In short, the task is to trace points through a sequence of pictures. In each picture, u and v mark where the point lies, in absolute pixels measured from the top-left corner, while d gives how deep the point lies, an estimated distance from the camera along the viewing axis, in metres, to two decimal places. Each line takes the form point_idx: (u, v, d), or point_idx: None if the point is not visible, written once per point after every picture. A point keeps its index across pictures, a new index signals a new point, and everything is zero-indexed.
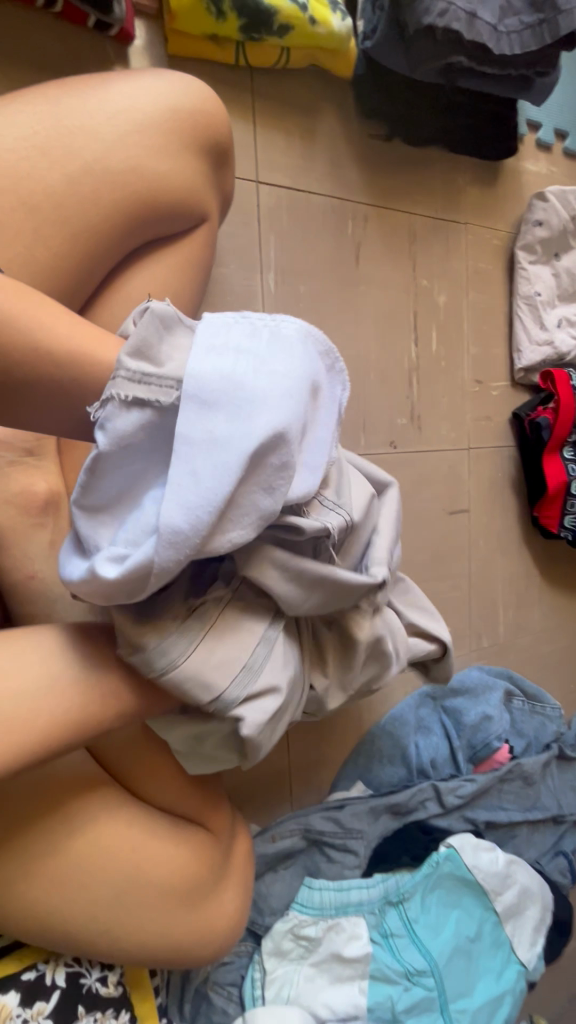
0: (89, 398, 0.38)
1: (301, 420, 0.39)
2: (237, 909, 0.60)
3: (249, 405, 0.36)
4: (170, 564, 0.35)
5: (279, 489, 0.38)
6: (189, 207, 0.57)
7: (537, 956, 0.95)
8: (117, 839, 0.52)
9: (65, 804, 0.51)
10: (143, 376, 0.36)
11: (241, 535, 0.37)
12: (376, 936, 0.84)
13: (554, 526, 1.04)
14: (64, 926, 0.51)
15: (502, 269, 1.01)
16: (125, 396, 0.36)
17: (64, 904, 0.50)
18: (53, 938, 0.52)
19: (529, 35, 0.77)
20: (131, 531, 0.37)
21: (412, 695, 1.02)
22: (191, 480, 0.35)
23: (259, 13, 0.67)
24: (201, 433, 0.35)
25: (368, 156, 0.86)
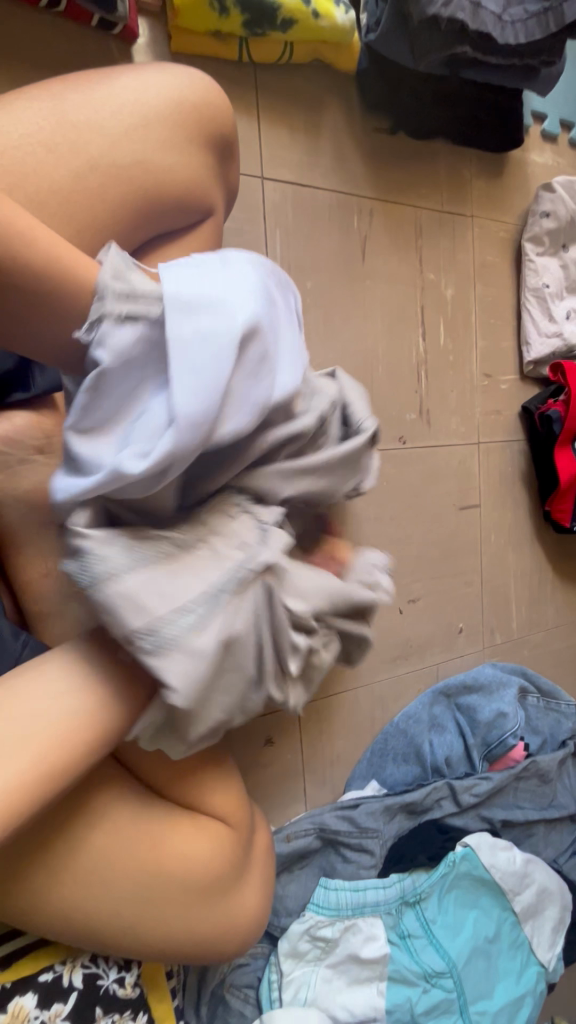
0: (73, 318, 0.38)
1: (272, 326, 0.42)
2: (258, 904, 0.59)
3: (227, 310, 0.39)
4: (190, 450, 0.37)
5: (264, 377, 0.40)
6: (196, 200, 0.57)
7: (556, 957, 0.94)
8: (135, 833, 0.52)
9: (81, 801, 0.51)
10: (129, 297, 0.38)
11: (240, 425, 0.40)
12: (394, 938, 0.84)
13: (566, 520, 1.03)
14: (83, 926, 0.51)
15: (510, 261, 1.00)
16: (117, 314, 0.37)
17: (83, 902, 0.50)
18: (71, 938, 0.51)
19: (535, 23, 0.76)
20: (140, 433, 0.37)
21: (426, 693, 0.99)
22: (192, 369, 0.37)
23: (262, 9, 0.67)
24: (192, 331, 0.37)
25: (372, 150, 0.85)
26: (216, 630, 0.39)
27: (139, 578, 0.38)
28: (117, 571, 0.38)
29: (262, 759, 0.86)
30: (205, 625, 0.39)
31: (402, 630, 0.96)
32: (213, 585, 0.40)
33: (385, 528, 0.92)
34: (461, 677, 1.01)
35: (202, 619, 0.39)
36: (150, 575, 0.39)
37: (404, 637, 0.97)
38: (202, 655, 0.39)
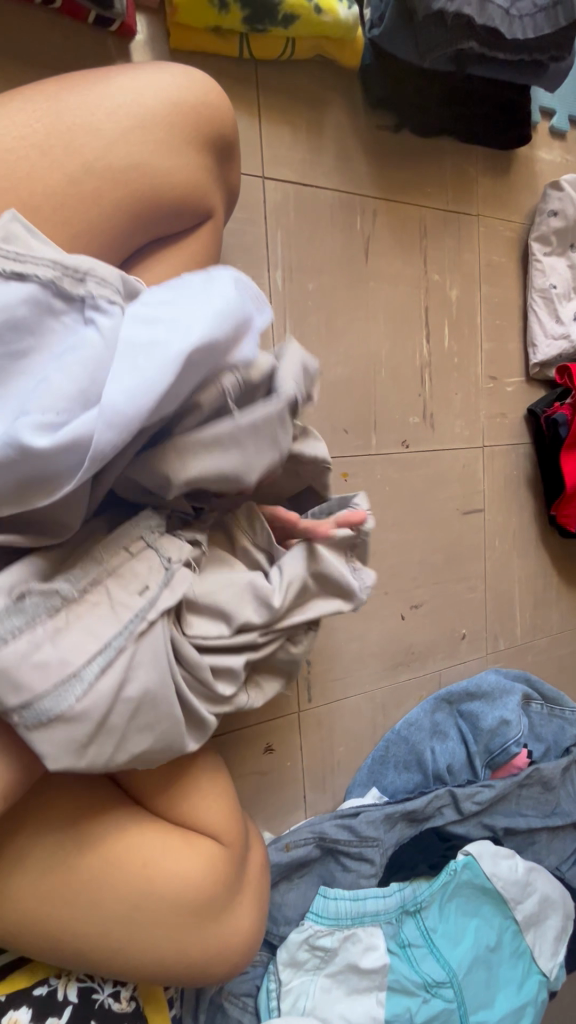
0: None
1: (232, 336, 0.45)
2: (251, 925, 0.58)
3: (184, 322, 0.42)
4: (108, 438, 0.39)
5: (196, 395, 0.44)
6: (195, 206, 0.56)
7: (558, 965, 0.93)
8: (126, 851, 0.52)
9: (76, 817, 0.51)
10: (17, 255, 0.41)
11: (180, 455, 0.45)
12: (394, 946, 0.83)
13: (572, 525, 1.01)
14: (75, 943, 0.50)
15: (516, 261, 0.98)
16: (3, 270, 0.40)
17: (75, 920, 0.49)
18: (63, 955, 0.51)
19: (543, 18, 0.75)
20: (42, 401, 0.38)
21: (427, 700, 0.98)
22: (132, 370, 0.39)
23: (263, 4, 0.66)
24: (143, 336, 0.41)
25: (376, 148, 0.84)
26: (116, 680, 0.41)
27: (14, 643, 0.39)
28: (39, 631, 0.41)
29: (261, 768, 0.86)
30: (90, 684, 0.41)
31: (404, 637, 0.95)
32: (109, 640, 0.42)
33: (387, 534, 0.91)
34: (464, 684, 1.00)
35: (100, 666, 0.41)
36: (77, 633, 0.42)
37: (406, 644, 0.96)
38: (96, 706, 0.41)
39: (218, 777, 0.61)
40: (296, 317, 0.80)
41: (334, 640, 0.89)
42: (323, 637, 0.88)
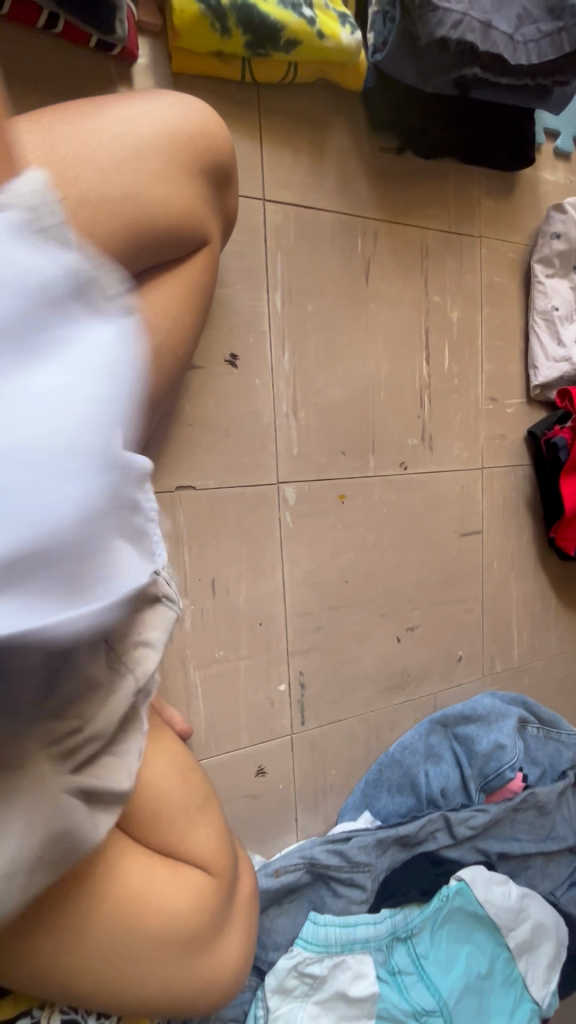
0: None
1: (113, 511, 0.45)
2: (241, 952, 0.58)
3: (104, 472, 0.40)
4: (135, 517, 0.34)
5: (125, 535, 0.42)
6: (192, 235, 0.57)
7: (551, 994, 0.91)
8: (113, 887, 0.50)
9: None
10: None
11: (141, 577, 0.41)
12: (383, 974, 0.82)
13: (571, 548, 1.00)
14: (61, 981, 0.49)
15: (518, 282, 0.97)
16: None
17: (59, 958, 0.48)
18: (47, 990, 0.50)
19: (548, 43, 0.74)
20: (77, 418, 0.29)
21: (422, 722, 0.98)
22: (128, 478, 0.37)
23: (265, 29, 0.65)
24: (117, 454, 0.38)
25: (377, 170, 0.83)
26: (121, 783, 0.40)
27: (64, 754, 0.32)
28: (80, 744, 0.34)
29: (253, 790, 0.85)
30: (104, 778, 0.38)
31: (399, 659, 0.95)
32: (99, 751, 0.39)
33: (384, 556, 0.90)
34: (459, 707, 0.99)
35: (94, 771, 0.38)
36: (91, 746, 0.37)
37: (402, 666, 0.95)
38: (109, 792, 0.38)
39: (205, 800, 0.61)
40: (294, 339, 0.79)
41: (328, 663, 0.88)
42: (317, 660, 0.87)
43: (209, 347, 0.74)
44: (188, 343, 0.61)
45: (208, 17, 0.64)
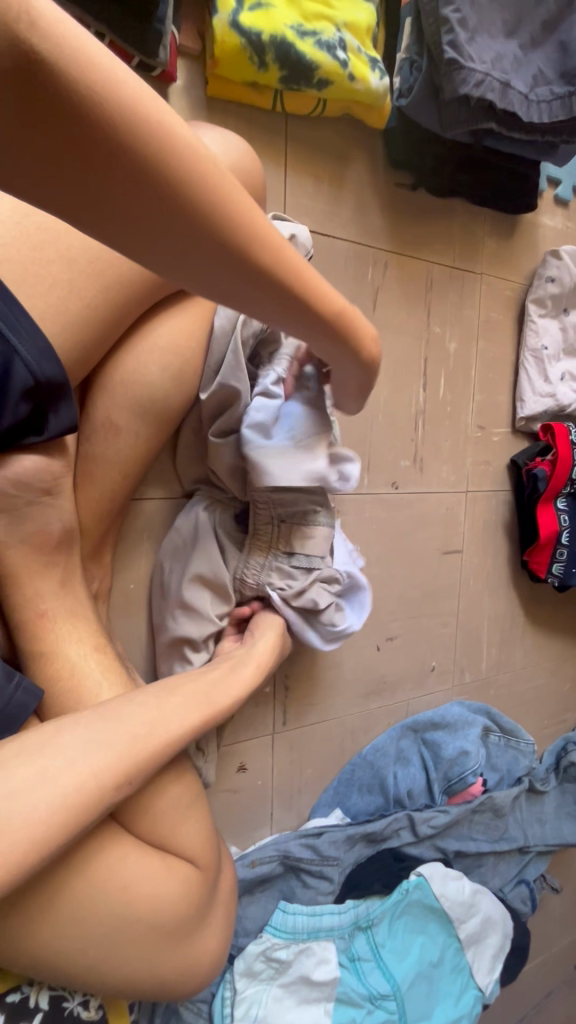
0: (112, 399, 0.62)
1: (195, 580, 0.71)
2: (218, 944, 0.61)
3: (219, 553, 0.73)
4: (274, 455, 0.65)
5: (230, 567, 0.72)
6: None
7: (493, 981, 0.99)
8: (107, 878, 0.53)
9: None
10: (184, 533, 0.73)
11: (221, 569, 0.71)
12: (344, 960, 0.87)
13: (541, 572, 1.07)
14: (54, 961, 0.52)
15: (512, 320, 1.03)
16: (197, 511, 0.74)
17: (55, 935, 0.51)
18: (39, 969, 0.52)
19: (559, 105, 0.79)
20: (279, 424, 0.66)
21: (395, 727, 1.04)
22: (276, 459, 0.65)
23: (300, 67, 0.68)
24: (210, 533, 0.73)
25: (392, 205, 0.88)
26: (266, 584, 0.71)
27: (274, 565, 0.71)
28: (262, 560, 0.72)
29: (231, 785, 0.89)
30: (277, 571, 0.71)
31: (377, 667, 1.00)
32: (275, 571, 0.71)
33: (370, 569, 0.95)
34: (429, 714, 1.06)
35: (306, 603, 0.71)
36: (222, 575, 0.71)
37: (379, 673, 1.01)
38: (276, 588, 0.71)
39: (197, 795, 0.64)
40: None
41: (312, 668, 0.94)
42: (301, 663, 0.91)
43: None
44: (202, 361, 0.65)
45: (247, 50, 0.66)
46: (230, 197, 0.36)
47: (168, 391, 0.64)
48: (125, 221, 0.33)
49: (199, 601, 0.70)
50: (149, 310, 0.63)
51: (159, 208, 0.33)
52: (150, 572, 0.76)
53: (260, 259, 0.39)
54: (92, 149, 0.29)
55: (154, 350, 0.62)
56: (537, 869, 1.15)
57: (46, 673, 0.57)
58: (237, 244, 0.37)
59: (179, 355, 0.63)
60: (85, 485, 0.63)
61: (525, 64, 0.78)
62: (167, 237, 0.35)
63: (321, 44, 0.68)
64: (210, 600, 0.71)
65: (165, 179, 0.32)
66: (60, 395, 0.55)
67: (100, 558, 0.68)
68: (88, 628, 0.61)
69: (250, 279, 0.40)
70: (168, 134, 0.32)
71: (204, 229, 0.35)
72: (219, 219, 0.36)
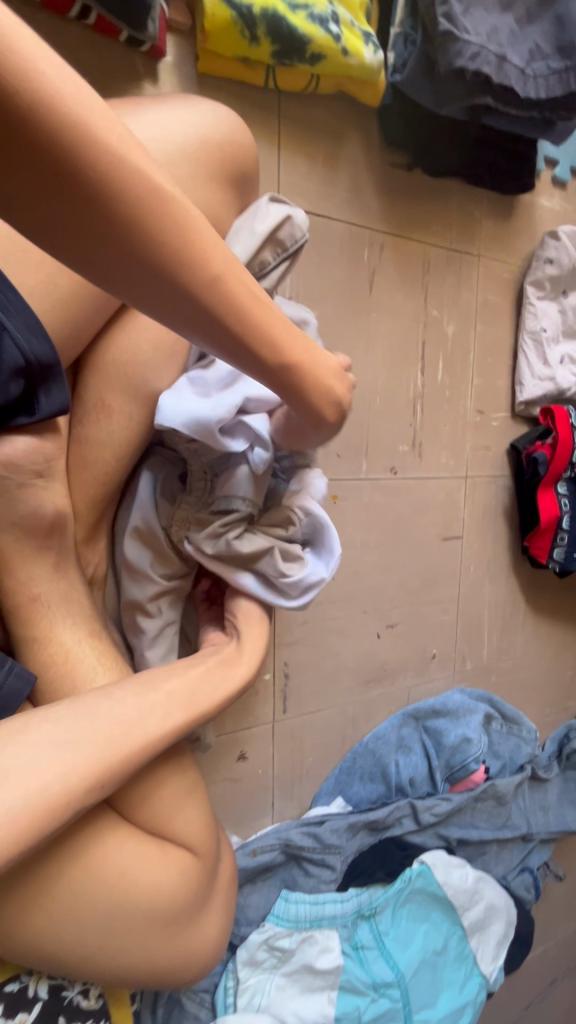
0: (104, 380, 0.61)
1: (139, 550, 0.67)
2: (218, 931, 0.61)
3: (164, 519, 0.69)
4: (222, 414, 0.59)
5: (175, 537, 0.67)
6: None
7: (497, 968, 0.98)
8: (104, 864, 0.53)
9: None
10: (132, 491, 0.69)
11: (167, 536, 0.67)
12: (347, 949, 0.86)
13: (542, 558, 1.06)
14: (52, 948, 0.51)
15: (511, 303, 1.02)
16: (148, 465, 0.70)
17: (52, 922, 0.50)
18: (37, 957, 0.51)
19: (556, 80, 0.77)
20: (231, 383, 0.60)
21: (396, 715, 1.03)
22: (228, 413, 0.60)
23: (292, 41, 0.67)
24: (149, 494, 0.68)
25: (387, 184, 0.86)
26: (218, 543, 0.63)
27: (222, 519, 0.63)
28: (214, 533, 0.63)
29: (231, 774, 0.88)
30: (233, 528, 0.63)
31: (378, 654, 0.99)
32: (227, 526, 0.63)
33: (370, 556, 0.94)
34: (430, 702, 1.05)
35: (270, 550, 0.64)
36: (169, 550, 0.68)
37: (379, 661, 1.00)
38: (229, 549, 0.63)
39: (195, 781, 0.64)
40: None
41: (312, 656, 0.93)
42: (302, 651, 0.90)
43: None
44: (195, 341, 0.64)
45: (238, 23, 0.65)
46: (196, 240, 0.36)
47: (161, 371, 0.62)
48: (86, 248, 0.33)
49: (140, 562, 0.67)
50: None
51: (119, 241, 0.33)
52: None
53: (230, 299, 0.39)
54: (53, 177, 0.29)
55: (147, 329, 0.61)
56: (540, 857, 1.14)
57: (41, 659, 0.57)
58: (198, 280, 0.37)
59: (173, 334, 0.62)
60: (77, 468, 0.62)
61: (521, 38, 0.77)
62: (131, 270, 0.34)
63: (314, 18, 0.67)
64: (152, 563, 0.67)
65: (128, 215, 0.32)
66: (51, 375, 0.53)
67: (96, 543, 0.67)
68: (83, 613, 0.60)
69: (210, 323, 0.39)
70: (148, 173, 0.33)
71: (164, 268, 0.35)
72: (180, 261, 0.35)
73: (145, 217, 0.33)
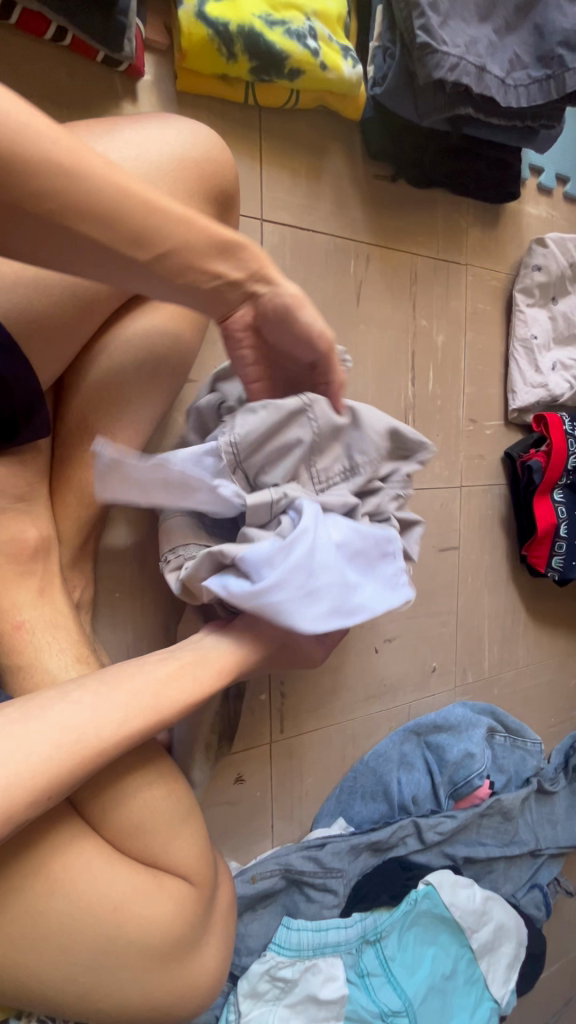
0: (87, 400, 0.60)
1: None
2: (217, 964, 0.58)
3: None
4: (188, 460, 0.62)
5: None
6: None
7: (509, 991, 0.95)
8: (95, 899, 0.51)
9: (41, 852, 0.51)
10: None
11: None
12: (352, 976, 0.84)
13: (541, 566, 1.04)
14: (40, 986, 0.50)
15: (500, 311, 1.02)
16: None
17: (37, 963, 0.49)
18: (25, 994, 0.50)
19: (536, 89, 0.77)
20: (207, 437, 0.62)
21: (397, 731, 1.01)
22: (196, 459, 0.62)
23: (270, 57, 0.67)
24: None
25: (372, 196, 0.86)
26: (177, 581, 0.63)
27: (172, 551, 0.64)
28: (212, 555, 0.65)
29: (229, 797, 0.86)
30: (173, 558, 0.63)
31: (376, 669, 0.97)
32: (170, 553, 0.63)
33: None
34: (431, 716, 1.03)
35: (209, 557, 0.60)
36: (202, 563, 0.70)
37: (378, 677, 0.98)
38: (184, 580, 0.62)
39: (187, 807, 0.60)
40: None
41: (309, 673, 0.91)
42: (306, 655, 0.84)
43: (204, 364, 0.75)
44: (180, 357, 0.63)
45: (215, 41, 0.65)
46: (125, 200, 0.43)
47: (145, 389, 0.61)
48: (41, 249, 0.43)
49: None
50: (124, 309, 0.61)
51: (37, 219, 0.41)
52: (136, 579, 0.73)
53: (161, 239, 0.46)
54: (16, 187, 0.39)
55: (129, 349, 0.60)
56: (550, 873, 1.11)
57: (25, 688, 0.55)
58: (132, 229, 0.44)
59: (156, 353, 0.61)
60: (62, 490, 0.61)
61: (500, 48, 0.77)
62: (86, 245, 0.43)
63: (291, 33, 0.67)
64: None
65: (45, 190, 0.40)
66: (32, 399, 0.53)
67: (82, 565, 0.65)
68: (69, 639, 0.58)
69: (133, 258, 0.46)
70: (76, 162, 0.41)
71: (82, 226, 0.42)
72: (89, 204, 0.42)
73: (81, 194, 0.41)
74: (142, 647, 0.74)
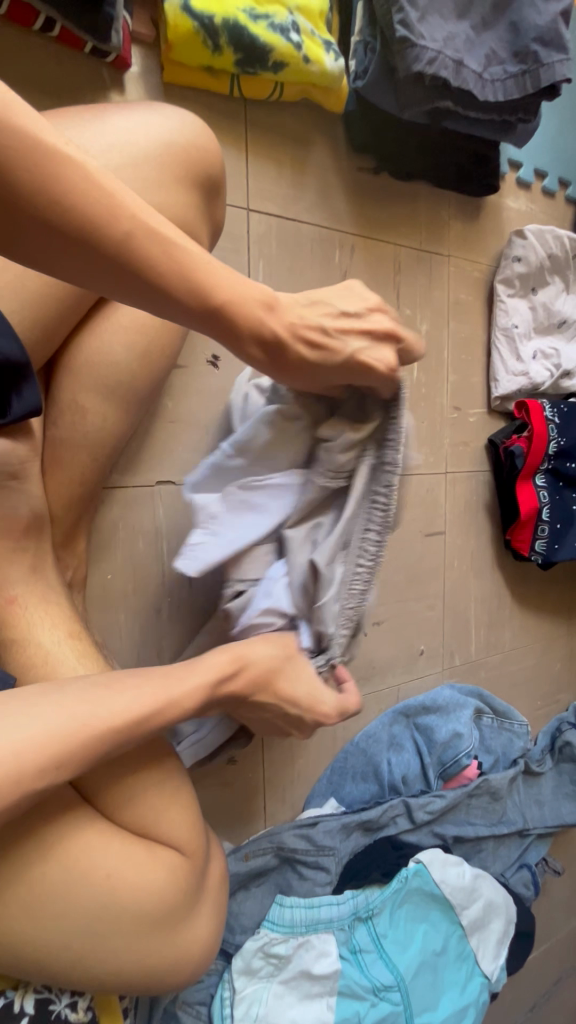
0: (78, 379, 0.61)
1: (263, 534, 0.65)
2: (209, 933, 0.59)
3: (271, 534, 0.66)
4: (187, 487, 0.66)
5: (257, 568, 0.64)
6: None
7: (499, 967, 0.96)
8: (92, 867, 0.52)
9: (37, 826, 0.51)
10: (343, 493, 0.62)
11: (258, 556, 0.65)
12: (345, 952, 0.84)
13: (525, 550, 1.07)
14: (35, 958, 0.50)
15: (482, 301, 1.04)
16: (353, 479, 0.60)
17: (33, 932, 0.49)
18: (21, 968, 0.50)
19: (513, 83, 0.80)
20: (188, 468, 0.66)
21: (386, 713, 1.03)
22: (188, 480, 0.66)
23: (254, 50, 0.69)
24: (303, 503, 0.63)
25: (356, 188, 0.88)
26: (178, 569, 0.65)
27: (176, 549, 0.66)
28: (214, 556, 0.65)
29: (222, 778, 0.88)
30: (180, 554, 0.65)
31: (365, 652, 0.99)
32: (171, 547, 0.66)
33: None
34: (420, 698, 1.05)
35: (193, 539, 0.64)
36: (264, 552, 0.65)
37: (367, 659, 1.00)
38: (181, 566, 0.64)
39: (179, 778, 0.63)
40: None
41: None
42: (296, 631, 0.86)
43: (193, 348, 0.77)
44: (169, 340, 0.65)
45: (201, 33, 0.67)
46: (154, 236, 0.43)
47: (135, 370, 0.63)
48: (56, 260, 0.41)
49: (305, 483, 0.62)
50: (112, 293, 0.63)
51: (73, 246, 0.41)
52: (126, 563, 0.74)
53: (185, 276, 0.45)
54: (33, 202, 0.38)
55: (118, 332, 0.62)
56: (538, 852, 1.14)
57: (20, 663, 0.56)
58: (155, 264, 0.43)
59: (144, 336, 0.62)
60: (52, 469, 0.61)
61: (477, 44, 0.80)
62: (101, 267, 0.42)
63: (275, 27, 0.69)
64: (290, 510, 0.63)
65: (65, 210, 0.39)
66: (22, 376, 0.53)
67: (74, 546, 0.66)
68: (62, 615, 0.59)
69: (143, 285, 0.44)
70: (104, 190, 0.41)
71: (89, 243, 0.41)
72: (127, 246, 0.42)
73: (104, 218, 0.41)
74: (134, 629, 0.75)
